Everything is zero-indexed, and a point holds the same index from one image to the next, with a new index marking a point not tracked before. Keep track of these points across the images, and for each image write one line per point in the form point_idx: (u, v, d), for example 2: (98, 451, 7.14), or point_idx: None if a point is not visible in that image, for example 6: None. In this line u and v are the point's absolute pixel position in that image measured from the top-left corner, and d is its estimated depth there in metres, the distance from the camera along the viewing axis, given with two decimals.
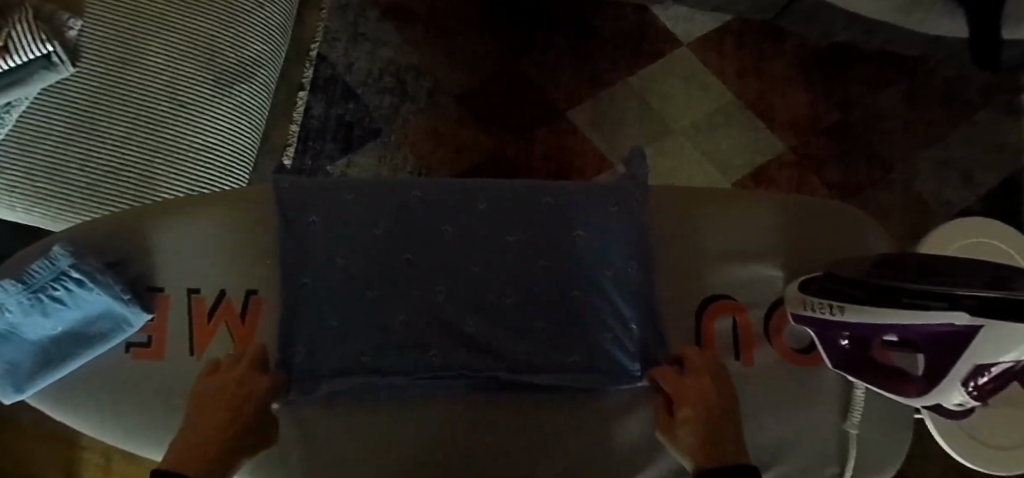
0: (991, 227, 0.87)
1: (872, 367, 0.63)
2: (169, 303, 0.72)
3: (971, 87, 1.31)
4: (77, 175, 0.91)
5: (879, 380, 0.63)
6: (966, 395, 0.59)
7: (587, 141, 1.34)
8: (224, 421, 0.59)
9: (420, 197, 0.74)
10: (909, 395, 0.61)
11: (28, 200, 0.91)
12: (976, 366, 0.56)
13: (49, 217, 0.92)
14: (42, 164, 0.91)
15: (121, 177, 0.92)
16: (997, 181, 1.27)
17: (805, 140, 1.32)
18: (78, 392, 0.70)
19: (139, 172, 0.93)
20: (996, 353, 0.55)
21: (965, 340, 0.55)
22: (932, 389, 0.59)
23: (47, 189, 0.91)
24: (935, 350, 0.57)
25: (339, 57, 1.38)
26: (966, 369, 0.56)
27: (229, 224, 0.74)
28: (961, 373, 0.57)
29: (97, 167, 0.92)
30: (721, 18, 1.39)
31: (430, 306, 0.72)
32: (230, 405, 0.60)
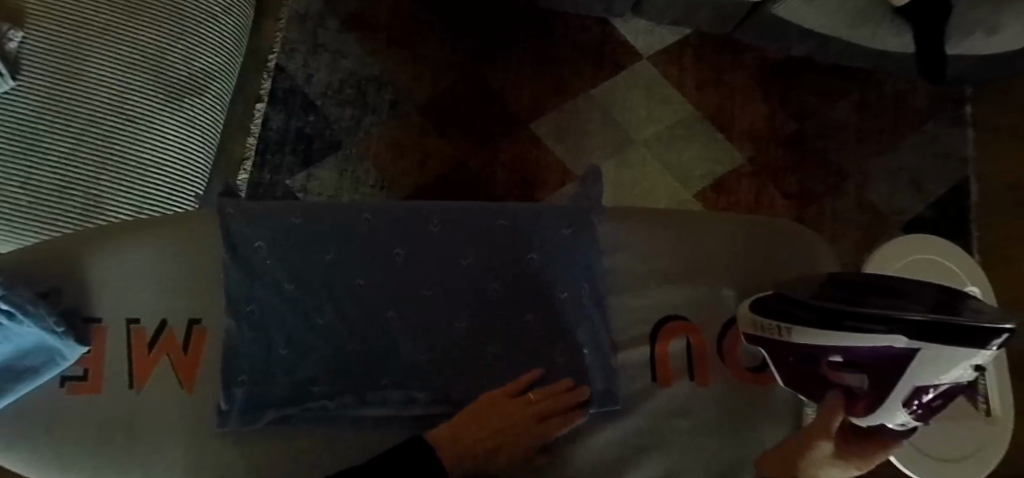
0: (916, 243, 0.88)
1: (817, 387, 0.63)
2: (107, 335, 0.69)
3: (921, 97, 1.34)
4: (17, 192, 0.87)
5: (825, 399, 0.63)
6: (909, 414, 0.59)
7: (549, 153, 1.34)
8: (504, 424, 0.64)
9: (371, 218, 0.73)
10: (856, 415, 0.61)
11: None
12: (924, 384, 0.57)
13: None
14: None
15: (66, 196, 0.89)
16: (946, 189, 1.30)
17: (762, 151, 1.33)
18: (8, 430, 0.66)
19: (83, 190, 0.89)
20: (936, 373, 0.55)
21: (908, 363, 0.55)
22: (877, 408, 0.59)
23: None
24: (878, 372, 0.57)
25: (299, 69, 1.37)
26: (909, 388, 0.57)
27: (169, 247, 0.72)
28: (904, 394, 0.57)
29: (38, 184, 0.88)
30: (680, 30, 1.40)
31: (382, 330, 0.70)
32: (521, 413, 0.65)
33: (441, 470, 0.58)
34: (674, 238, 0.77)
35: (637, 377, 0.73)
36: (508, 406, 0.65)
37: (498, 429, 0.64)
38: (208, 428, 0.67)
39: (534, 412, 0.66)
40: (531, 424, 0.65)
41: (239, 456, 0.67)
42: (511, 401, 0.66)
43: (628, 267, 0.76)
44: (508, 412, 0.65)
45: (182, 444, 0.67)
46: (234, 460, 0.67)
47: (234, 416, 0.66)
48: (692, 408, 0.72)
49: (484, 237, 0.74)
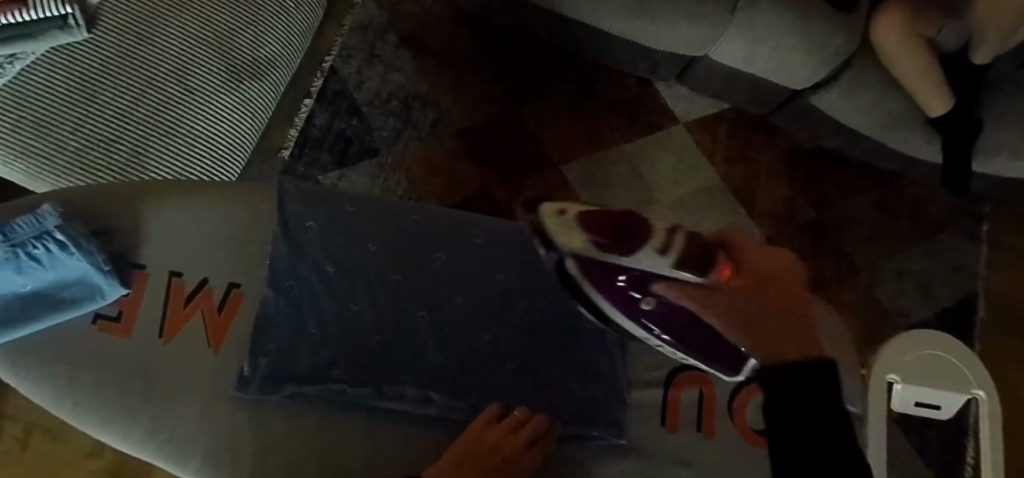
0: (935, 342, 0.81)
1: (732, 314, 0.51)
2: (147, 283, 0.71)
3: (939, 208, 1.39)
4: (68, 137, 0.89)
5: (746, 304, 0.51)
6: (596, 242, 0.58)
7: (576, 197, 1.38)
8: (500, 455, 0.62)
9: (418, 219, 0.77)
10: (760, 256, 0.54)
11: (10, 153, 0.87)
12: (611, 235, 0.58)
13: (28, 176, 0.88)
14: (33, 118, 0.88)
15: (113, 149, 0.91)
16: (952, 299, 1.33)
17: (780, 231, 1.38)
18: (31, 356, 0.67)
19: (131, 146, 0.91)
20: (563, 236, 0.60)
21: (636, 248, 0.56)
22: (687, 247, 0.55)
23: (34, 145, 0.88)
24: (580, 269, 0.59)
25: (351, 74, 1.43)
26: (640, 236, 0.57)
27: (224, 213, 0.75)
28: (667, 236, 0.57)
29: (90, 133, 0.90)
30: (719, 104, 1.45)
31: (412, 328, 0.72)
32: (510, 441, 0.64)
33: None
34: None
35: (644, 418, 0.75)
36: (470, 442, 0.63)
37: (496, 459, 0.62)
38: (226, 391, 0.68)
39: (523, 436, 0.65)
40: (521, 446, 0.64)
41: (250, 424, 0.67)
42: (498, 430, 0.65)
43: None
44: (501, 443, 0.63)
45: (198, 401, 0.68)
46: (244, 427, 0.67)
47: (254, 386, 0.67)
48: (696, 459, 0.72)
49: (517, 258, 0.77)
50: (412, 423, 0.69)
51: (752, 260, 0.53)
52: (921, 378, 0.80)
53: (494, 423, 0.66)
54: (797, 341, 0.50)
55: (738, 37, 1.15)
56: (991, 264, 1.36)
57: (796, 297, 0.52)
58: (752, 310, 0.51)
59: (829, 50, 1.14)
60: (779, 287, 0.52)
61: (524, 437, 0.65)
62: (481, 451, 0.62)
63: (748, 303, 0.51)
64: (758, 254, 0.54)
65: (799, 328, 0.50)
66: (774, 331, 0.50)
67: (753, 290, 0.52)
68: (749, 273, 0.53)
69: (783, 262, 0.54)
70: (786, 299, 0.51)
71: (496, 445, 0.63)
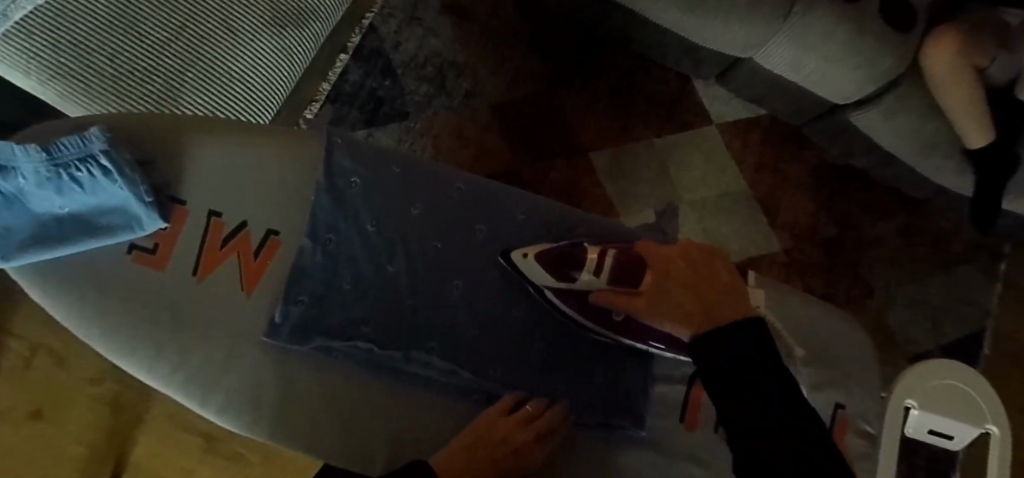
0: (950, 370, 0.70)
1: (663, 301, 0.61)
2: (185, 219, 0.70)
3: (961, 240, 1.37)
4: (105, 63, 0.87)
5: (667, 289, 0.61)
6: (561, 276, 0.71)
7: (601, 186, 1.38)
8: (503, 450, 0.65)
9: (462, 188, 0.77)
10: (669, 251, 0.64)
11: (44, 71, 0.84)
12: (557, 259, 0.71)
13: (60, 97, 0.86)
14: (71, 38, 0.86)
15: (149, 79, 0.89)
16: (960, 333, 1.33)
17: (800, 245, 1.37)
18: (61, 278, 0.66)
19: (168, 80, 0.90)
20: (536, 274, 0.72)
21: (576, 273, 0.71)
22: (616, 263, 0.68)
23: (69, 66, 0.85)
24: (579, 285, 0.71)
25: (390, 34, 1.41)
26: (581, 258, 0.71)
27: (269, 158, 0.74)
28: (598, 259, 0.69)
29: (128, 62, 0.88)
30: (753, 110, 1.43)
31: (445, 296, 0.73)
32: (519, 435, 0.66)
33: None
34: None
35: (659, 412, 0.75)
36: (478, 433, 0.66)
37: (499, 454, 0.64)
38: (255, 337, 0.69)
39: (533, 430, 0.67)
40: (530, 441, 0.66)
41: (276, 372, 0.68)
42: (509, 423, 0.66)
43: None
44: (510, 436, 0.65)
45: (226, 343, 0.68)
46: (269, 373, 0.68)
47: (286, 334, 0.68)
48: (706, 457, 0.73)
49: (558, 237, 0.77)
50: (435, 384, 0.72)
51: (667, 255, 0.63)
52: (939, 406, 0.69)
53: (506, 413, 0.68)
54: (729, 301, 0.57)
55: (788, 43, 1.11)
56: (1007, 302, 1.35)
57: (719, 275, 0.60)
58: (690, 287, 0.60)
59: (878, 67, 1.10)
60: (712, 281, 0.60)
61: (534, 431, 0.67)
62: (488, 446, 0.64)
63: (675, 282, 0.61)
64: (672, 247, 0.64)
65: (724, 292, 0.58)
66: (704, 297, 0.58)
67: (677, 273, 0.61)
68: (667, 264, 0.63)
69: (697, 252, 0.63)
70: (701, 275, 0.60)
71: (503, 438, 0.65)
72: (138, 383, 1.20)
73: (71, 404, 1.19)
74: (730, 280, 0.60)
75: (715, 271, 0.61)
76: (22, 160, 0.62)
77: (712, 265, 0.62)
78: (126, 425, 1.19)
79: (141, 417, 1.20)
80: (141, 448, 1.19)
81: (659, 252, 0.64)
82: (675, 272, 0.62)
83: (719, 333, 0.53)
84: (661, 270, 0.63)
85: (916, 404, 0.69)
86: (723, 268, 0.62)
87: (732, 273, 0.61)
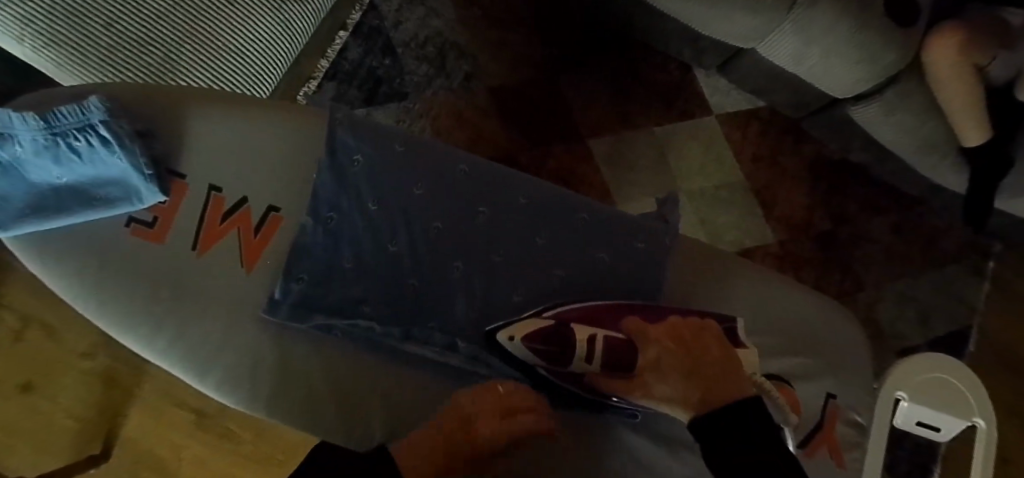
0: (939, 364, 0.71)
1: (658, 384, 0.62)
2: (185, 193, 0.69)
3: (953, 239, 1.38)
4: (101, 32, 0.86)
5: (659, 372, 0.63)
6: (551, 358, 0.69)
7: (598, 173, 1.38)
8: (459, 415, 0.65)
9: (467, 170, 0.76)
10: (657, 332, 0.66)
11: (40, 39, 0.83)
12: (545, 341, 0.69)
13: (55, 65, 0.85)
14: (67, 7, 0.84)
15: (146, 51, 0.87)
16: (948, 329, 1.35)
17: (794, 238, 1.38)
18: (58, 247, 0.66)
19: (165, 51, 0.89)
20: (523, 351, 0.69)
21: (567, 356, 0.69)
22: (607, 351, 0.67)
23: (65, 35, 0.84)
24: (572, 366, 0.69)
25: (391, 12, 1.39)
26: (570, 344, 0.68)
27: (270, 134, 0.73)
28: (588, 345, 0.68)
29: (125, 31, 0.87)
30: (754, 101, 1.42)
31: (445, 279, 0.73)
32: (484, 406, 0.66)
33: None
34: (731, 275, 0.79)
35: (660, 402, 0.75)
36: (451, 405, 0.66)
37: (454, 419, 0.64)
38: (254, 312, 0.69)
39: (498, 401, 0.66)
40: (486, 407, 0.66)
41: (275, 350, 0.68)
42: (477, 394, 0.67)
43: (683, 289, 0.78)
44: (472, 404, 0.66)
45: (222, 318, 0.68)
46: (267, 349, 0.68)
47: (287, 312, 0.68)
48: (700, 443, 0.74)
49: (561, 219, 0.77)
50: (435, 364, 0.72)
51: (657, 337, 0.65)
52: (930, 400, 0.70)
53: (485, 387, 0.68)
54: (725, 380, 0.60)
55: (791, 35, 1.10)
56: (995, 301, 1.36)
57: (709, 351, 0.63)
58: (688, 369, 0.61)
59: (880, 63, 1.10)
60: (707, 363, 0.61)
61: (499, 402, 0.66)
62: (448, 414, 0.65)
63: (669, 365, 0.62)
64: (661, 328, 0.66)
65: (718, 371, 0.60)
66: (698, 378, 0.60)
67: (668, 354, 0.63)
68: (657, 346, 0.64)
69: (685, 329, 0.65)
70: (692, 354, 0.63)
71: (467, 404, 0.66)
72: (130, 357, 1.19)
73: (63, 376, 1.19)
74: (722, 356, 0.63)
75: (710, 349, 0.63)
76: (20, 127, 0.63)
77: (706, 344, 0.64)
78: (117, 399, 1.19)
79: (133, 392, 1.19)
80: (133, 422, 1.19)
81: (648, 334, 0.66)
82: (665, 353, 0.63)
83: (717, 414, 0.57)
84: (651, 353, 0.65)
85: (907, 396, 0.70)
86: (714, 344, 0.64)
87: (723, 346, 0.64)
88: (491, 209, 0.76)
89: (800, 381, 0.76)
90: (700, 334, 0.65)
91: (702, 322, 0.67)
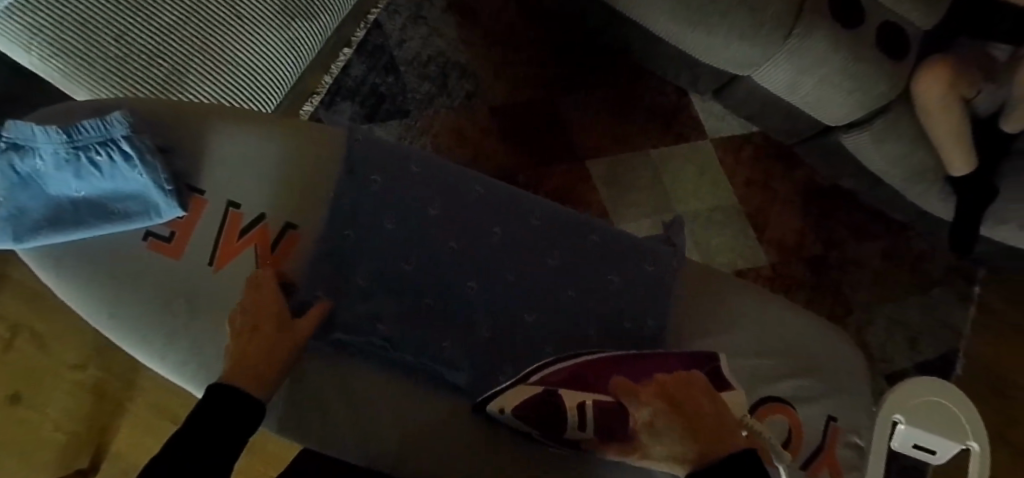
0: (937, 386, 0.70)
1: (654, 446, 0.60)
2: (203, 208, 0.70)
3: (939, 264, 1.42)
4: (110, 43, 0.86)
5: (654, 435, 0.60)
6: (543, 427, 0.67)
7: (595, 193, 1.40)
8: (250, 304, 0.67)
9: (482, 192, 0.78)
10: (645, 392, 0.61)
11: (48, 48, 0.84)
12: (534, 409, 0.67)
13: (62, 75, 0.85)
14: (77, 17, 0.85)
15: (154, 63, 0.88)
16: (934, 352, 1.38)
17: (785, 261, 1.41)
18: (74, 262, 0.67)
19: (173, 64, 0.89)
20: (513, 419, 0.68)
21: (559, 423, 0.67)
22: (601, 416, 0.65)
23: (73, 45, 0.85)
24: (568, 435, 0.67)
25: (394, 31, 1.41)
26: (559, 413, 0.66)
27: (284, 153, 0.74)
28: (578, 412, 0.66)
29: (133, 44, 0.87)
30: (747, 126, 1.46)
31: (461, 298, 0.75)
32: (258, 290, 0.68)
33: (238, 435, 0.58)
34: (734, 298, 0.81)
35: None
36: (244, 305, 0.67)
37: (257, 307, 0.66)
38: None
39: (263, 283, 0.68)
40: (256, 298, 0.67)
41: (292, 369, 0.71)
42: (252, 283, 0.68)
43: (687, 312, 0.79)
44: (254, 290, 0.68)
45: None
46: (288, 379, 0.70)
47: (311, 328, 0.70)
48: None
49: (570, 242, 0.79)
50: (445, 383, 0.73)
51: (646, 398, 0.60)
52: (929, 425, 0.68)
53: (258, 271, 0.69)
54: (721, 434, 0.57)
55: (786, 63, 1.13)
56: (980, 328, 1.39)
57: (701, 406, 0.59)
58: (681, 429, 0.58)
59: (871, 93, 1.13)
60: (701, 422, 0.58)
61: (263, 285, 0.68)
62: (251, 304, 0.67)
63: (664, 428, 0.59)
64: (647, 385, 0.62)
65: (711, 426, 0.57)
66: (694, 436, 0.57)
67: (660, 415, 0.59)
68: (646, 409, 0.60)
69: (673, 384, 0.61)
70: (683, 411, 0.59)
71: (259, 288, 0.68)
72: (122, 371, 1.18)
73: (49, 385, 1.17)
74: (714, 408, 0.59)
75: (700, 403, 0.60)
76: (43, 140, 0.64)
77: (696, 398, 0.60)
78: (106, 413, 1.17)
79: (123, 406, 1.17)
80: (122, 437, 1.16)
81: (635, 394, 0.61)
82: (658, 415, 0.59)
83: (714, 470, 0.54)
84: (642, 416, 0.60)
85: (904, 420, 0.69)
86: (705, 397, 0.60)
87: (712, 397, 0.60)
88: (503, 229, 0.77)
89: (801, 403, 0.78)
90: (689, 386, 0.61)
91: (683, 377, 0.62)
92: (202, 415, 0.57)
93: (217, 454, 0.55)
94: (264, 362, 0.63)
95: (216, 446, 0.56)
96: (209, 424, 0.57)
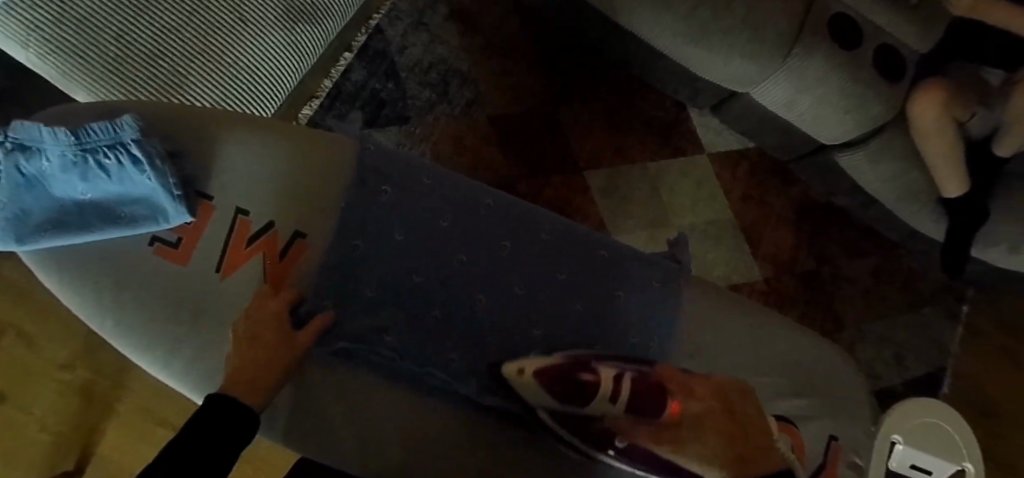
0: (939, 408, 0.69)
1: (692, 442, 0.60)
2: (211, 214, 0.70)
3: (929, 283, 1.44)
4: (109, 42, 0.85)
5: (698, 429, 0.61)
6: (569, 397, 0.68)
7: (593, 205, 1.40)
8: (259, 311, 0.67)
9: (492, 204, 0.78)
10: (699, 389, 0.66)
11: (45, 46, 0.82)
12: (566, 377, 0.68)
13: (59, 73, 0.83)
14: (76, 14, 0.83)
15: (154, 64, 0.86)
16: (922, 369, 1.39)
17: (779, 276, 1.42)
18: (78, 267, 0.65)
19: (173, 65, 0.87)
20: (540, 382, 0.69)
21: (589, 392, 0.67)
22: (633, 394, 0.66)
23: (71, 43, 0.83)
24: (591, 406, 0.67)
25: (396, 37, 1.41)
26: (596, 381, 0.68)
27: (293, 160, 0.73)
28: (614, 384, 0.67)
29: (132, 43, 0.86)
30: (744, 142, 1.47)
31: (469, 309, 0.75)
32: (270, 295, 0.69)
33: (233, 442, 0.58)
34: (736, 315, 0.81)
35: None
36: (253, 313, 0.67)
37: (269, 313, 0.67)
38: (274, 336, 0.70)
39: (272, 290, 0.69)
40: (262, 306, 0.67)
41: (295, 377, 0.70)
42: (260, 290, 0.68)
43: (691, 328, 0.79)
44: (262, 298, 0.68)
45: None
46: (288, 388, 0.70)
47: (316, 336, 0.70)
48: None
49: (576, 256, 0.79)
50: (448, 395, 0.73)
51: (699, 403, 0.64)
52: (926, 446, 0.68)
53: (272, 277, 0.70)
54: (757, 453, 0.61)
55: (785, 83, 1.14)
56: (968, 347, 1.41)
57: (745, 416, 0.64)
58: (726, 432, 0.61)
59: (867, 114, 1.15)
60: (745, 434, 0.62)
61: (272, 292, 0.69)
62: (261, 310, 0.67)
63: (706, 427, 0.61)
64: (698, 386, 0.66)
65: (754, 443, 0.62)
66: (733, 443, 0.60)
67: (710, 415, 0.63)
68: (693, 404, 0.64)
69: (721, 393, 0.66)
70: (732, 418, 0.63)
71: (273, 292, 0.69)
72: (112, 372, 1.16)
73: (36, 386, 1.15)
74: (753, 423, 0.64)
75: (743, 415, 0.64)
76: (51, 142, 0.63)
77: (739, 409, 0.64)
78: (94, 414, 1.15)
79: (112, 408, 1.15)
80: (110, 439, 1.14)
81: (686, 389, 0.66)
82: (709, 414, 0.62)
83: None
84: (694, 409, 0.63)
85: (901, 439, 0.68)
86: (748, 412, 0.65)
87: (754, 412, 0.66)
88: (511, 241, 0.77)
89: (801, 421, 0.78)
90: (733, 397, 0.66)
91: (707, 405, 0.64)
92: (198, 423, 0.57)
93: (216, 465, 0.55)
94: (258, 374, 0.63)
95: (211, 458, 0.55)
96: (205, 433, 0.56)
